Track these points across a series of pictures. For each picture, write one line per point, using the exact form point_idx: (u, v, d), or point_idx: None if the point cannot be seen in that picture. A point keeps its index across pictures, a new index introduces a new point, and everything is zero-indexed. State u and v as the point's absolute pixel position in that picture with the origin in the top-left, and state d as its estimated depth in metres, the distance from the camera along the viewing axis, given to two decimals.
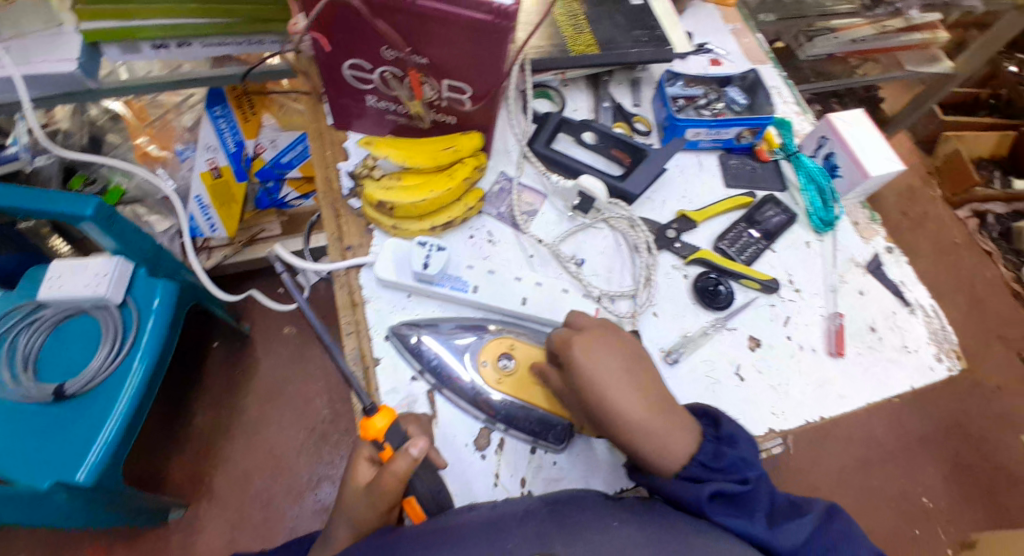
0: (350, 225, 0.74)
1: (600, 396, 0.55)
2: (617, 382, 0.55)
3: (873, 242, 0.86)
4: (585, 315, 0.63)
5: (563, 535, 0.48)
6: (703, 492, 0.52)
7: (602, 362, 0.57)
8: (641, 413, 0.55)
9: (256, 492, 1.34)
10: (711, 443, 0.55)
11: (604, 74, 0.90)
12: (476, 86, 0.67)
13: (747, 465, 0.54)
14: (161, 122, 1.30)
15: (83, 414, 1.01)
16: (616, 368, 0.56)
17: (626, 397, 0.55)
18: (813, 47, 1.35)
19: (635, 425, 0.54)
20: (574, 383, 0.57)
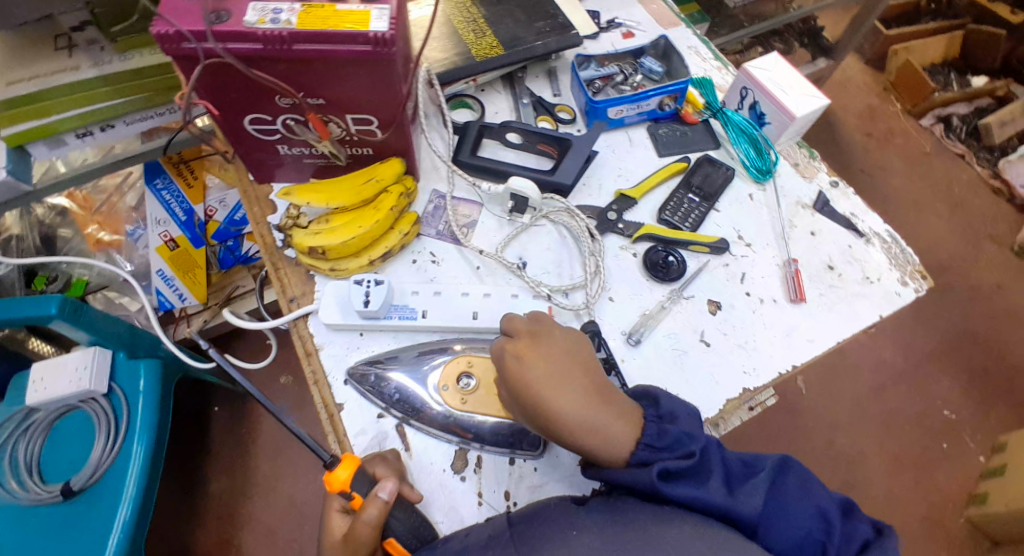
0: (291, 275, 0.74)
1: (540, 401, 0.55)
2: (554, 384, 0.55)
3: (816, 180, 0.86)
4: (516, 321, 0.62)
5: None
6: (652, 471, 0.52)
7: (538, 366, 0.56)
8: (584, 408, 0.54)
9: (286, 544, 1.35)
10: (653, 424, 0.56)
11: (518, 71, 0.90)
12: (381, 116, 0.67)
13: (691, 438, 0.54)
14: (107, 207, 1.30)
15: (95, 505, 1.00)
16: (555, 371, 0.56)
17: (566, 397, 0.55)
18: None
19: (574, 421, 0.54)
20: (514, 392, 0.56)
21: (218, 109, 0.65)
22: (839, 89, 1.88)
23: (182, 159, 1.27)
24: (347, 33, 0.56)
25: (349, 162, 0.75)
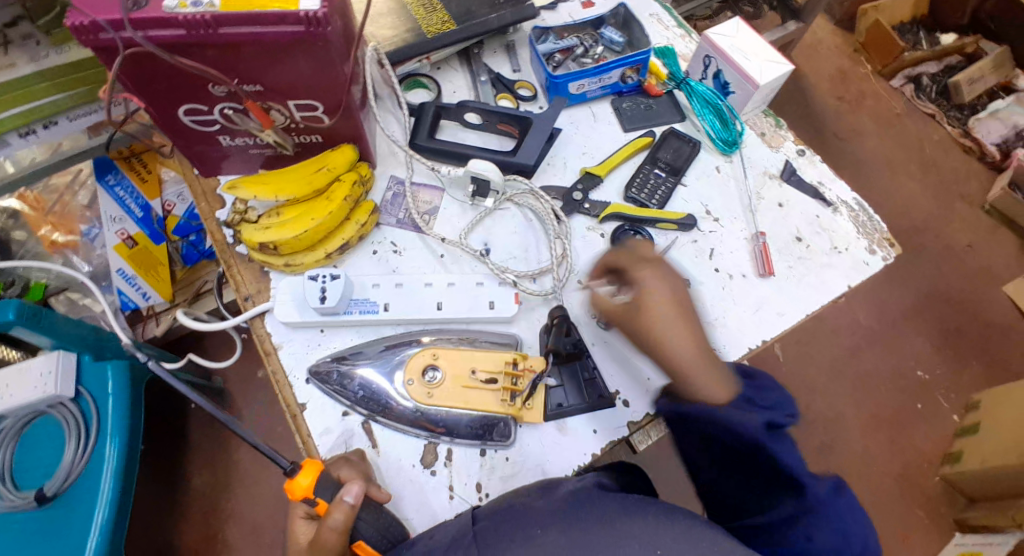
0: (244, 273, 0.71)
1: (651, 327, 0.60)
2: (672, 314, 0.60)
3: (783, 149, 0.84)
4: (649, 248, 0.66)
5: None
6: (760, 418, 0.53)
7: (660, 294, 0.61)
8: (687, 341, 0.59)
9: (273, 536, 1.35)
10: (751, 388, 0.58)
11: (474, 46, 0.86)
12: (325, 100, 0.64)
13: (789, 406, 0.56)
14: (60, 206, 1.24)
15: (72, 509, 0.98)
16: (672, 313, 0.60)
17: (677, 329, 0.59)
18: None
19: (679, 350, 0.59)
20: (631, 313, 0.61)
21: (148, 100, 0.62)
22: (809, 53, 1.86)
23: (132, 153, 1.24)
24: (275, 13, 0.53)
25: (299, 150, 0.72)
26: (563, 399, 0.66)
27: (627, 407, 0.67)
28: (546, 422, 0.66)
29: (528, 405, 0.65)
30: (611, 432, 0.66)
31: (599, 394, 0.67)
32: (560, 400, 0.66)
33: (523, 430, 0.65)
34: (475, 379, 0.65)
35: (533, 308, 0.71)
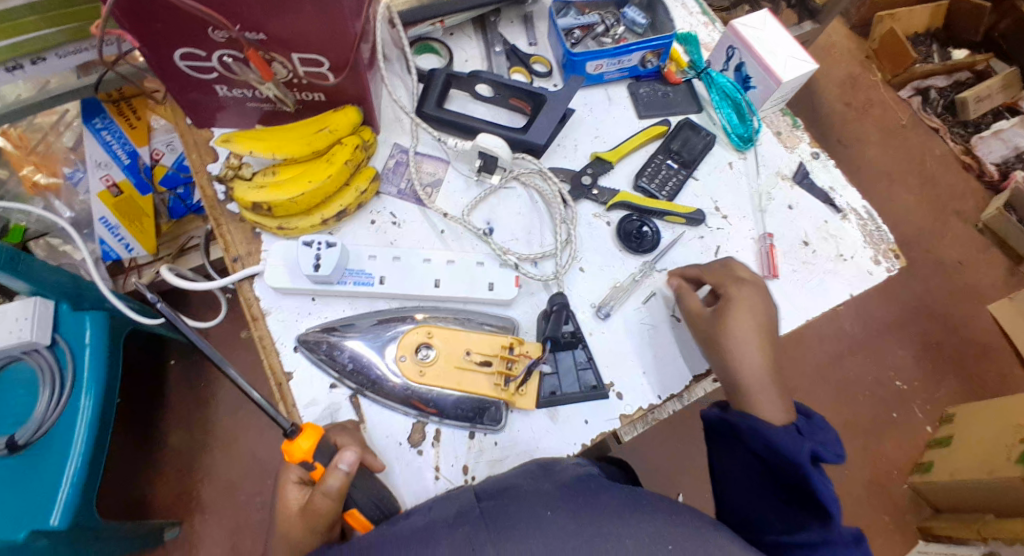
0: (234, 233, 0.68)
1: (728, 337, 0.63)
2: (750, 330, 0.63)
3: (798, 150, 0.82)
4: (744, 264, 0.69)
5: (494, 535, 0.44)
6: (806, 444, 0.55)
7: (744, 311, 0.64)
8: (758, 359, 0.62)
9: (245, 497, 1.34)
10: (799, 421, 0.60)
11: (490, 14, 0.83)
12: (331, 57, 0.61)
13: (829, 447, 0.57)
14: (43, 146, 1.19)
15: (44, 458, 0.95)
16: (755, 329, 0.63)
17: (751, 349, 0.62)
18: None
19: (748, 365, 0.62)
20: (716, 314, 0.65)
21: (142, 40, 0.58)
22: (822, 55, 1.84)
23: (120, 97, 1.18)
24: None
25: (301, 107, 0.69)
26: (557, 387, 0.65)
27: (620, 400, 0.66)
28: (538, 409, 0.64)
29: (520, 391, 0.63)
30: (603, 423, 0.65)
31: (594, 385, 0.65)
32: (553, 388, 0.64)
33: (514, 415, 0.64)
34: (469, 360, 0.63)
35: (533, 293, 0.69)
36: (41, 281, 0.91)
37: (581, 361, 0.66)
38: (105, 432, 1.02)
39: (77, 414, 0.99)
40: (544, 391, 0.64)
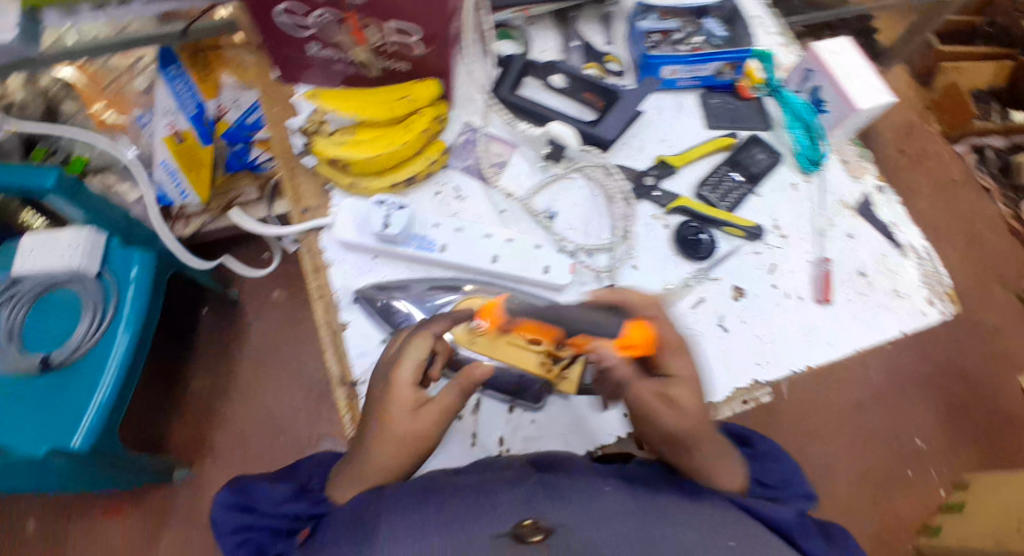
0: (306, 186, 0.70)
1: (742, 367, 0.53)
2: None
3: (864, 181, 0.82)
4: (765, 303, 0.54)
5: (553, 498, 0.44)
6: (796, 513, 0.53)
7: None
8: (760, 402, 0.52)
9: (258, 448, 1.35)
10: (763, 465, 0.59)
11: (570, 10, 0.82)
12: (424, 28, 0.62)
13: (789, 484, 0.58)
14: (115, 86, 1.20)
15: (76, 379, 1.11)
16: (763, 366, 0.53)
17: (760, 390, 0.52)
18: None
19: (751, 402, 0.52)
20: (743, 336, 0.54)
21: None
22: None
23: (200, 48, 1.17)
24: None
25: (382, 73, 0.69)
26: None
27: None
28: (578, 396, 0.66)
29: (563, 375, 0.63)
30: None
31: None
32: None
33: (555, 398, 0.66)
34: (516, 338, 0.64)
35: (584, 284, 0.70)
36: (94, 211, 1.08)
37: None
38: (135, 362, 1.15)
39: (112, 344, 1.14)
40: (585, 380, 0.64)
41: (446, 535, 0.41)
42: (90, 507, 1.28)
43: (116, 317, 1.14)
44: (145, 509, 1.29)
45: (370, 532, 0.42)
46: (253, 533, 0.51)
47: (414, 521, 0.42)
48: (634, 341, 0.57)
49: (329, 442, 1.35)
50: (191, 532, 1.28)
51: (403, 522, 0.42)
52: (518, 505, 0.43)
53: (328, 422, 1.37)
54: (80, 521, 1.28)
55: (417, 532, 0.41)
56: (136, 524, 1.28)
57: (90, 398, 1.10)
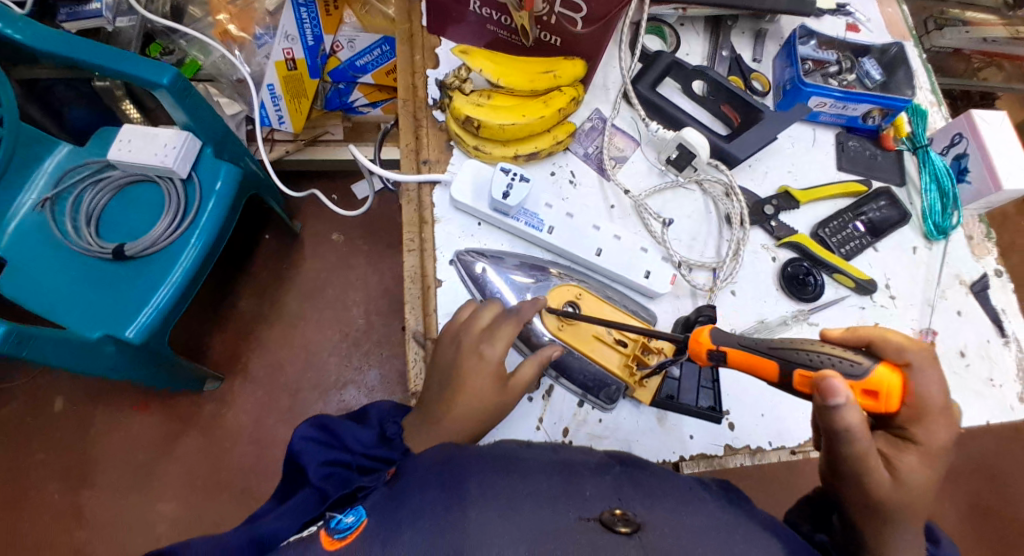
0: (430, 138, 0.71)
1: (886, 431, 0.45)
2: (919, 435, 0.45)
3: (983, 261, 0.78)
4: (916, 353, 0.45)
5: (641, 495, 0.46)
6: None
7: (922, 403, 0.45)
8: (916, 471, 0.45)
9: (288, 379, 1.37)
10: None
11: (728, 18, 0.81)
12: (594, 7, 0.61)
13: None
14: (243, 2, 1.26)
15: (144, 272, 1.15)
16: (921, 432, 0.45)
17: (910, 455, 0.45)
18: (941, 37, 1.20)
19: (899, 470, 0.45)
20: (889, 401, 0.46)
21: None
22: None
23: None
24: None
25: (532, 44, 0.69)
26: (676, 393, 0.64)
27: (730, 431, 0.65)
28: (650, 406, 0.64)
29: (643, 383, 0.63)
30: (707, 445, 0.64)
31: (710, 406, 0.65)
32: (673, 392, 0.64)
33: (627, 401, 0.64)
34: (608, 334, 0.64)
35: (680, 298, 0.69)
36: (195, 120, 1.10)
37: (705, 380, 0.65)
38: (202, 270, 1.18)
39: (184, 248, 1.16)
40: (663, 392, 0.63)
41: (538, 509, 0.42)
42: (123, 394, 1.32)
43: (194, 224, 1.16)
44: (173, 411, 1.33)
45: (461, 490, 0.43)
46: (334, 470, 0.51)
47: (506, 491, 0.43)
48: (884, 395, 0.45)
49: (354, 390, 1.37)
50: (211, 444, 1.32)
51: (497, 486, 0.44)
52: (607, 495, 0.45)
53: (358, 370, 1.39)
54: (111, 408, 1.32)
55: (512, 500, 0.42)
56: (162, 423, 1.32)
57: (152, 297, 1.13)
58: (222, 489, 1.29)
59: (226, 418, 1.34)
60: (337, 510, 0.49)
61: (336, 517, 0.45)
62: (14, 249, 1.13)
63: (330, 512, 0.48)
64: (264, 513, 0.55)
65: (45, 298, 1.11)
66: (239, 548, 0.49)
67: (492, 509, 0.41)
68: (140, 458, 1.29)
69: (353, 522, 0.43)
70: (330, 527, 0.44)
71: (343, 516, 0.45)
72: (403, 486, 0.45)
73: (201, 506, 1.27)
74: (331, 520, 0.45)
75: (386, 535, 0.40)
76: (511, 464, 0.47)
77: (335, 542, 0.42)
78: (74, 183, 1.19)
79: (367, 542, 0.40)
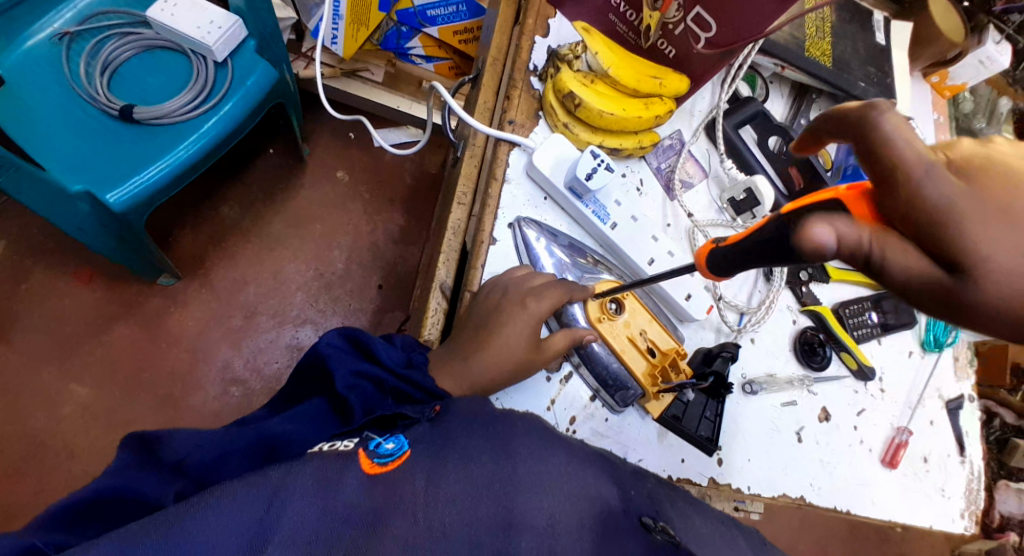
0: (521, 101, 0.71)
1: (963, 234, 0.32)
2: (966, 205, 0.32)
3: (964, 383, 0.84)
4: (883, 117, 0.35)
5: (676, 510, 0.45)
6: None
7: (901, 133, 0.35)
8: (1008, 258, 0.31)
9: (246, 298, 1.30)
10: None
11: (813, 90, 0.85)
12: (722, 31, 0.64)
13: None
14: None
15: (144, 141, 1.06)
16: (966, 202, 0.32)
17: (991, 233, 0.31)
18: None
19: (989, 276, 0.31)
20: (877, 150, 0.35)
21: None
22: None
23: None
24: None
25: (646, 47, 0.71)
26: (681, 415, 0.65)
27: (717, 467, 0.67)
28: (655, 420, 0.65)
29: (658, 396, 0.64)
30: (695, 473, 0.66)
31: (707, 437, 0.66)
32: (678, 413, 0.65)
33: (635, 408, 0.65)
34: (642, 339, 0.65)
35: (705, 329, 0.71)
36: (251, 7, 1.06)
37: (708, 414, 0.67)
38: (204, 161, 1.09)
39: (194, 130, 1.09)
40: (670, 412, 0.65)
41: (584, 481, 0.42)
42: (70, 262, 1.23)
43: (213, 110, 1.09)
44: (120, 294, 1.24)
45: (510, 447, 0.41)
46: (361, 383, 0.49)
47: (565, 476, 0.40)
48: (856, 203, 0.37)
49: (311, 330, 1.30)
50: (146, 340, 1.23)
51: (543, 453, 0.42)
52: (646, 501, 0.44)
53: (321, 312, 1.32)
54: (55, 270, 1.22)
55: (558, 482, 0.40)
56: (104, 303, 1.23)
57: (143, 168, 1.03)
58: (145, 389, 1.20)
59: (171, 318, 1.25)
60: (378, 429, 0.46)
61: (374, 439, 0.40)
62: (16, 73, 1.04)
63: (367, 429, 0.45)
64: (255, 422, 0.52)
65: (29, 129, 1.01)
66: (240, 448, 0.45)
67: (541, 478, 0.40)
68: (68, 331, 1.20)
69: (395, 450, 0.39)
70: (369, 448, 0.39)
71: (381, 439, 0.40)
72: (448, 419, 0.43)
73: (118, 398, 1.18)
74: (367, 440, 0.40)
75: (432, 465, 0.38)
76: (557, 440, 0.45)
77: (375, 468, 0.38)
78: (101, 29, 1.12)
79: (413, 473, 0.37)
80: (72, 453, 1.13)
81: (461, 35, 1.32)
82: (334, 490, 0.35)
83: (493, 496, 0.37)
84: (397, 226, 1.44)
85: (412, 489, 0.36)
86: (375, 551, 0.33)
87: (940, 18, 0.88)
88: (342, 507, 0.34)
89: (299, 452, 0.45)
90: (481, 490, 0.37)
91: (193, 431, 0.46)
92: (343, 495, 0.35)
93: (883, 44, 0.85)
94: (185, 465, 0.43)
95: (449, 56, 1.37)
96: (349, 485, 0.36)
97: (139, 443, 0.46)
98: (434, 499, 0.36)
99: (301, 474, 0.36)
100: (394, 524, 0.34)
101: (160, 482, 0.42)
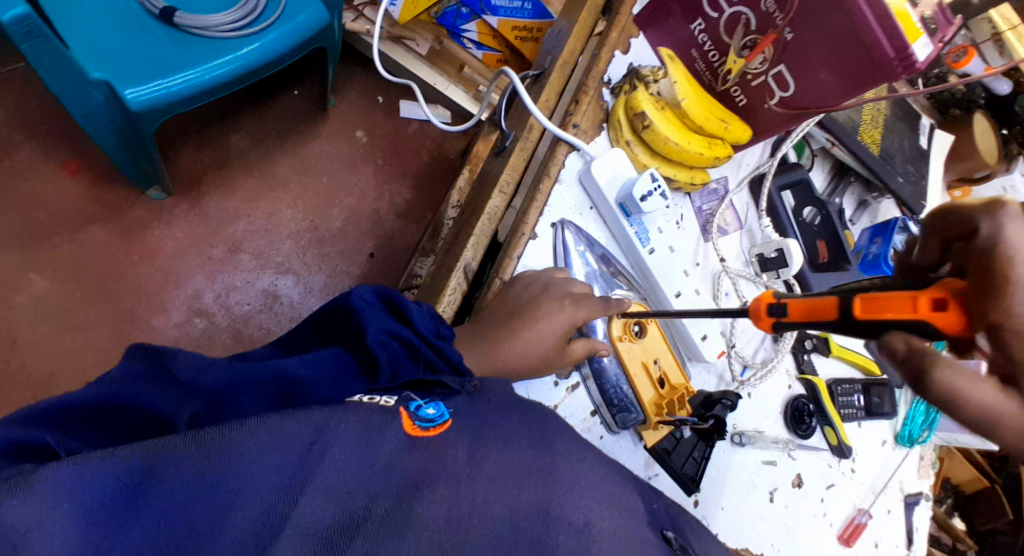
0: (590, 108, 0.71)
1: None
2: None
3: (923, 480, 0.89)
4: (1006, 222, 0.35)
5: (686, 529, 0.51)
6: None
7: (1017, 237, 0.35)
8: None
9: (234, 233, 1.22)
10: None
11: (852, 173, 0.88)
12: (800, 93, 0.65)
13: None
14: None
15: (178, 48, 0.98)
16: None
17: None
18: None
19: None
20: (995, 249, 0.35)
21: None
22: None
23: None
24: (898, 28, 0.56)
25: (720, 90, 0.73)
26: (672, 450, 0.65)
27: (694, 507, 0.67)
28: (646, 449, 0.65)
29: (657, 426, 0.64)
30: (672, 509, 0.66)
31: (691, 476, 0.66)
32: (669, 448, 0.65)
33: (631, 433, 0.65)
34: (654, 368, 0.65)
35: (709, 373, 0.72)
36: None
37: (696, 455, 0.67)
38: (235, 85, 1.02)
39: (233, 49, 1.01)
40: (662, 444, 0.65)
41: (609, 491, 0.46)
42: (60, 147, 1.14)
43: (258, 35, 1.02)
44: (104, 194, 1.15)
45: (550, 442, 0.46)
46: (391, 342, 0.47)
47: (595, 483, 0.45)
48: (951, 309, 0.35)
49: (291, 282, 1.22)
50: (120, 249, 1.14)
51: (578, 455, 0.46)
52: (663, 519, 0.49)
53: (306, 267, 1.24)
54: (40, 151, 1.13)
55: (590, 488, 0.44)
56: (86, 200, 1.14)
57: (172, 74, 0.95)
58: (106, 299, 1.11)
59: (152, 233, 1.16)
60: (411, 390, 0.48)
61: (414, 402, 0.44)
62: None
63: (403, 390, 0.47)
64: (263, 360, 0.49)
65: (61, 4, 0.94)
66: (259, 382, 0.43)
67: (576, 473, 0.44)
68: (40, 219, 1.11)
69: (437, 417, 0.42)
70: (410, 410, 0.42)
71: (421, 403, 0.44)
72: (486, 403, 0.47)
73: (76, 302, 1.09)
74: (407, 401, 0.44)
75: (472, 442, 0.42)
76: (585, 444, 0.50)
77: (415, 431, 0.41)
78: None
79: (453, 444, 0.41)
80: (13, 347, 1.04)
81: (519, 32, 1.29)
82: (375, 440, 0.38)
83: (533, 484, 0.41)
84: (403, 200, 1.36)
85: (454, 460, 0.40)
86: (417, 509, 0.36)
87: (981, 138, 0.92)
88: (381, 462, 0.37)
89: (320, 400, 0.43)
90: (521, 475, 0.41)
91: (199, 354, 0.43)
92: (382, 449, 0.38)
93: (924, 147, 0.89)
94: (195, 385, 0.41)
95: (502, 48, 1.35)
96: (390, 442, 0.39)
97: (144, 357, 0.42)
98: (476, 476, 0.40)
99: (342, 423, 0.38)
100: (434, 490, 0.37)
101: (170, 401, 0.40)
